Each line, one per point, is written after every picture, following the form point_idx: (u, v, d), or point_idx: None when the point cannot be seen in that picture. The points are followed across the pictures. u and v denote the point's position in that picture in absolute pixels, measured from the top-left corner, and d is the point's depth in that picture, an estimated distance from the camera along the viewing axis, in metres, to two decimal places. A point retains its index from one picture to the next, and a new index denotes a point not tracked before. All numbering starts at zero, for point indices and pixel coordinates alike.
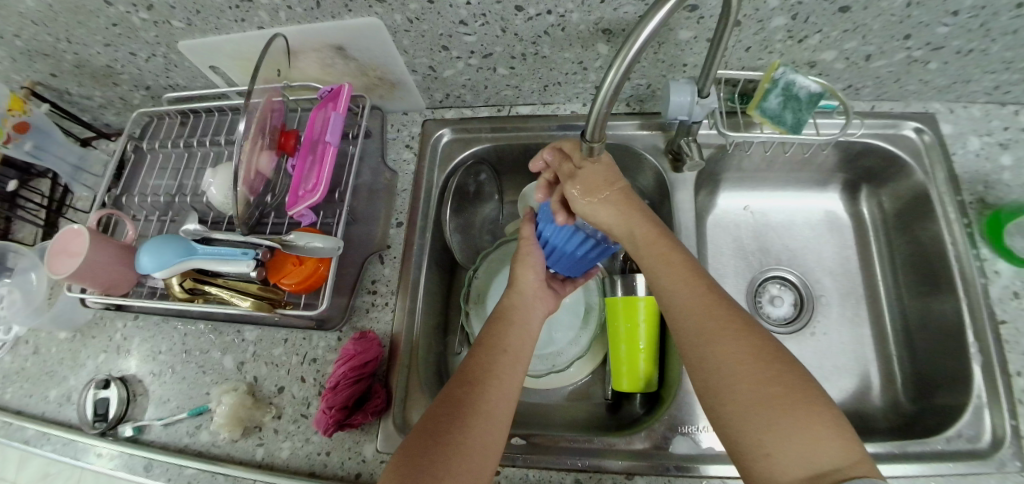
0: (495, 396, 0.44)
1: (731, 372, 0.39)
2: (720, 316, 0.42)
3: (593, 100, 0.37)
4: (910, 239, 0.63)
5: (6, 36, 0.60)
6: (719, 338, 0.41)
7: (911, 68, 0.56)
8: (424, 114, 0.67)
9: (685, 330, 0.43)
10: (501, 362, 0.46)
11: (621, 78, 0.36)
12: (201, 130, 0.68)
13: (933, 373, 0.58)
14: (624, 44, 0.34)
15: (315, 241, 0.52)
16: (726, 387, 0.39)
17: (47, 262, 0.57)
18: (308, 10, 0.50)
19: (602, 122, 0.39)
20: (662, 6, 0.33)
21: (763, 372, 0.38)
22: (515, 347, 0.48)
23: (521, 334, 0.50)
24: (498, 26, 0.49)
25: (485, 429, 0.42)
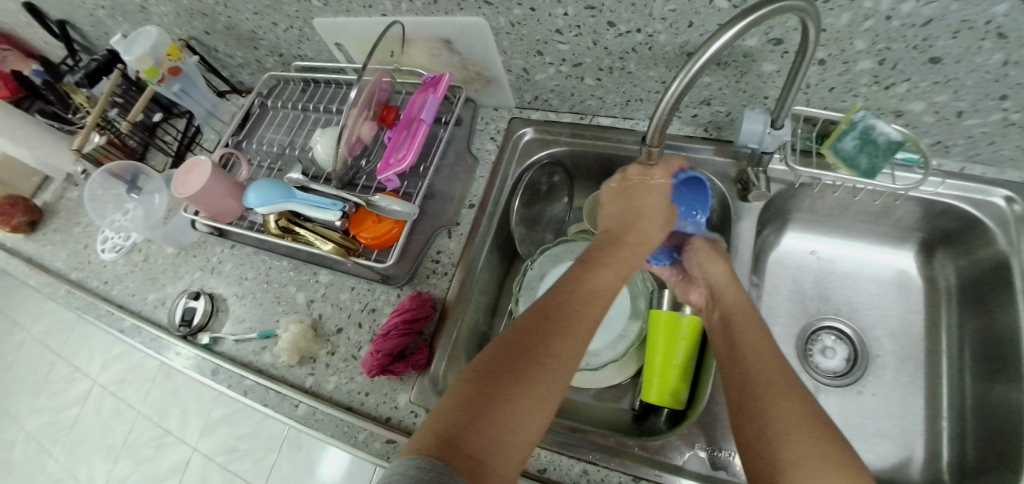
0: (568, 348, 0.43)
1: (783, 424, 0.39)
2: (786, 377, 0.43)
3: (656, 104, 0.41)
4: (983, 311, 0.60)
5: None
6: (781, 395, 0.41)
7: (1007, 131, 0.54)
8: (512, 112, 0.72)
9: (756, 381, 0.44)
10: (587, 311, 0.46)
11: (686, 86, 0.39)
12: (318, 98, 0.78)
13: (983, 454, 0.55)
14: (693, 56, 0.38)
15: (394, 204, 0.58)
16: (771, 427, 0.39)
17: (176, 182, 0.68)
18: (426, 5, 0.57)
19: (662, 126, 0.43)
20: (733, 25, 0.36)
21: (819, 442, 0.37)
22: (603, 295, 0.48)
23: (604, 279, 0.49)
24: (590, 38, 0.54)
25: (558, 379, 0.41)
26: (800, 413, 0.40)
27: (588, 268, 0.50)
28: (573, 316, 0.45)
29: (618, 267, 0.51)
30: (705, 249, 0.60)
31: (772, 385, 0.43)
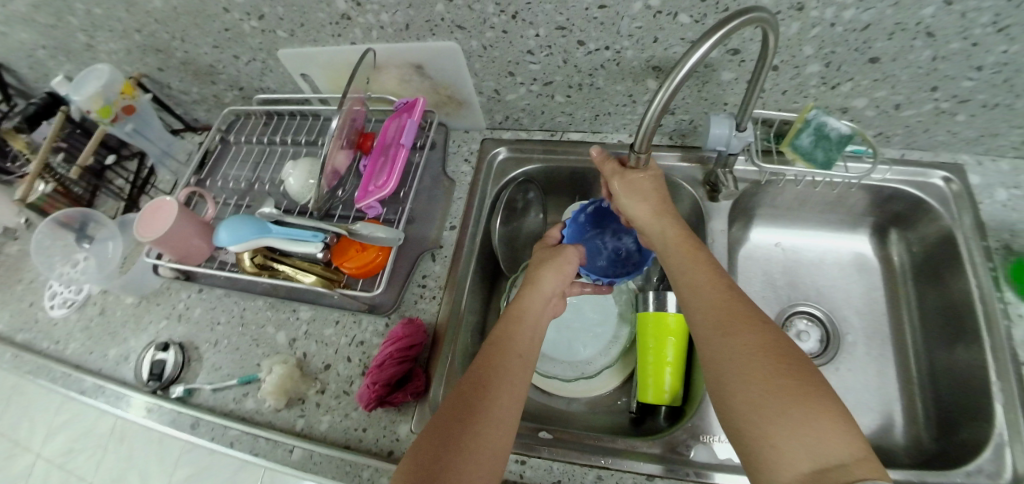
0: (503, 405, 0.46)
1: (745, 360, 0.41)
2: (741, 310, 0.45)
3: (642, 116, 0.43)
4: (936, 282, 0.65)
5: (130, 31, 0.69)
6: (737, 330, 0.43)
7: (939, 118, 0.60)
8: (483, 133, 0.73)
9: (708, 336, 0.45)
10: (513, 368, 0.49)
11: (668, 99, 0.41)
12: (281, 130, 0.76)
13: (954, 412, 0.59)
14: (673, 69, 0.40)
15: (377, 231, 0.58)
16: (733, 383, 0.41)
17: (139, 223, 0.64)
18: (398, 30, 0.58)
19: (648, 136, 0.45)
20: (705, 41, 0.38)
21: (779, 369, 0.40)
22: (526, 355, 0.52)
23: (522, 338, 0.53)
24: (561, 57, 0.56)
25: (499, 432, 0.45)
26: (758, 345, 0.41)
27: (511, 325, 0.54)
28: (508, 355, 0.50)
29: (535, 327, 0.55)
30: (623, 185, 0.56)
31: (726, 321, 0.44)
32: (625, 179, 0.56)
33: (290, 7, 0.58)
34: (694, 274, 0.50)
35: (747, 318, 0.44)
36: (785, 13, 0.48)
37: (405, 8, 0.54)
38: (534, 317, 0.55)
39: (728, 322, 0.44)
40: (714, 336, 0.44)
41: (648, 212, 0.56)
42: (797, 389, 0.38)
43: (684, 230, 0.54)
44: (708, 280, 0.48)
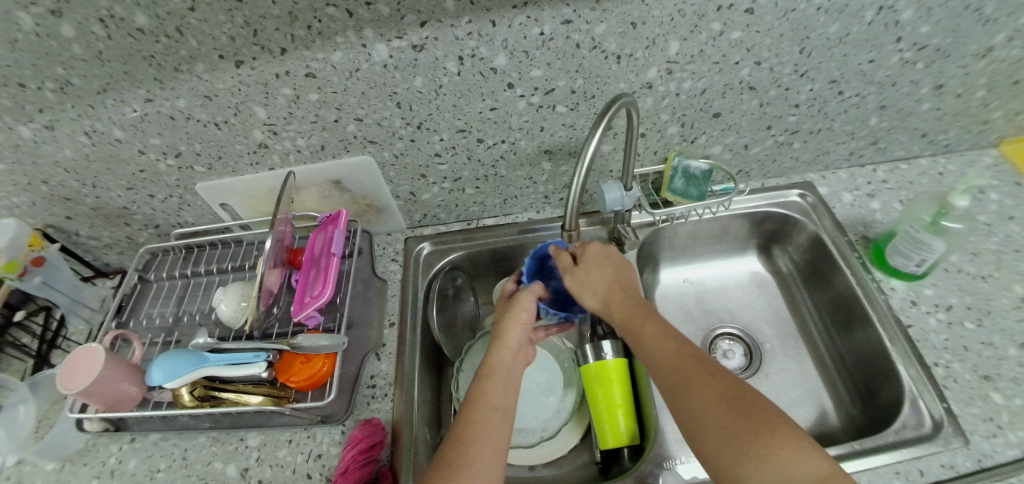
0: (484, 459, 0.48)
1: (717, 416, 0.45)
2: (700, 368, 0.49)
3: (566, 200, 0.52)
4: (819, 279, 0.76)
5: (35, 183, 0.67)
6: (702, 386, 0.48)
7: (781, 150, 0.75)
8: (405, 233, 0.77)
9: (679, 391, 0.48)
10: (491, 420, 0.51)
11: (581, 184, 0.50)
12: (204, 261, 0.77)
13: (869, 383, 0.67)
14: (578, 158, 0.48)
15: (321, 340, 0.59)
16: (711, 431, 0.45)
17: (64, 372, 0.60)
18: (314, 152, 0.63)
19: (577, 206, 0.53)
20: (595, 134, 0.47)
21: (742, 412, 0.45)
22: (502, 406, 0.53)
23: (496, 390, 0.54)
24: (465, 154, 0.64)
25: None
26: (721, 397, 0.46)
27: (485, 380, 0.55)
28: (485, 419, 0.51)
29: (510, 375, 0.57)
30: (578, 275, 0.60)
31: (689, 379, 0.48)
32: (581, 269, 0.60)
33: (207, 144, 0.63)
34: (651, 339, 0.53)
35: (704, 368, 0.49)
36: (641, 92, 0.60)
37: (320, 131, 0.60)
38: (504, 369, 0.56)
39: (694, 381, 0.48)
40: (684, 395, 0.48)
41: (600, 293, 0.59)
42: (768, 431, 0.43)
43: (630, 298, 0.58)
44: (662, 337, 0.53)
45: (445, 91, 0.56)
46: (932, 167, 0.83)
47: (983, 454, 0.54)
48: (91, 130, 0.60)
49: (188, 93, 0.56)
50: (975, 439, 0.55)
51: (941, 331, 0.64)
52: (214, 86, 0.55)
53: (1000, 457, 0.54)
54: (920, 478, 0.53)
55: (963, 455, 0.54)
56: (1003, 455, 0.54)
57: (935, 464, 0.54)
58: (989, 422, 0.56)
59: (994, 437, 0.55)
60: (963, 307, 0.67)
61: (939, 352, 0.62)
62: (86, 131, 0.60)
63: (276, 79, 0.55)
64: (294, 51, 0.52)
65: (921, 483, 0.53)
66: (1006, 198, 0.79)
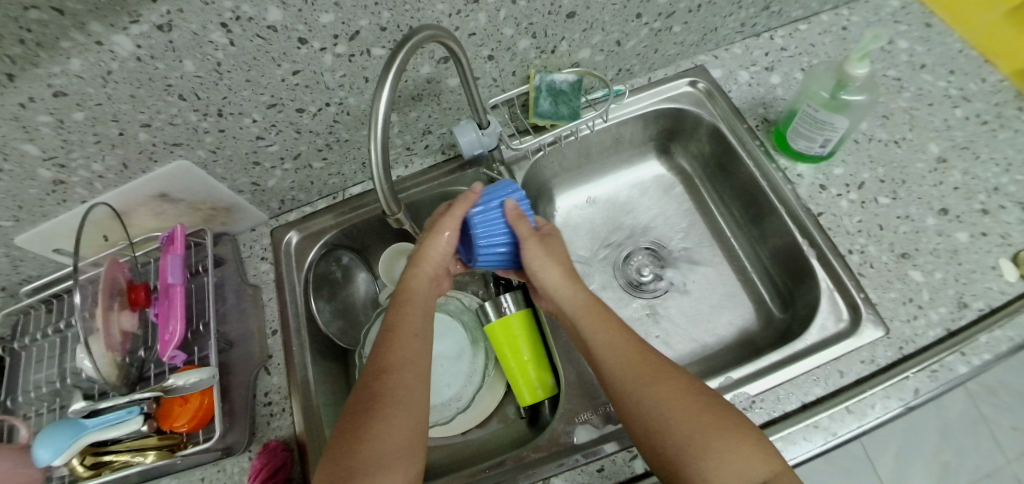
0: (405, 399, 0.46)
1: (676, 411, 0.43)
2: (660, 365, 0.47)
3: (372, 181, 0.41)
4: (724, 174, 0.71)
5: None
6: (660, 380, 0.45)
7: (660, 37, 0.66)
8: (270, 225, 0.69)
9: (633, 383, 0.46)
10: (410, 347, 0.50)
11: (384, 153, 0.40)
12: (65, 313, 0.69)
13: (789, 277, 0.65)
14: (370, 126, 0.39)
15: (191, 376, 0.54)
16: (672, 424, 0.42)
17: None
18: (119, 173, 0.56)
19: (391, 194, 0.43)
20: (383, 86, 0.39)
21: (708, 407, 0.43)
22: (419, 338, 0.51)
23: (415, 324, 0.51)
24: (291, 129, 0.56)
25: (406, 428, 0.45)
26: (682, 391, 0.44)
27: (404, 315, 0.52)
28: (403, 350, 0.49)
29: (431, 302, 0.54)
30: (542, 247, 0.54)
31: (647, 375, 0.46)
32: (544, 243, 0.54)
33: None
34: (603, 333, 0.50)
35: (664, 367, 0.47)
36: (468, 8, 0.50)
37: (111, 150, 0.52)
38: (422, 293, 0.54)
39: (648, 373, 0.46)
40: (640, 387, 0.45)
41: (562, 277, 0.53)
42: (726, 425, 0.42)
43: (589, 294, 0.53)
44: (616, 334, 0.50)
45: (227, 67, 0.48)
46: (834, 22, 0.76)
47: (905, 340, 0.54)
48: None
49: None
50: (896, 325, 0.55)
51: (854, 214, 0.62)
52: None
53: (922, 341, 0.54)
54: (840, 381, 0.53)
55: (884, 346, 0.54)
56: (925, 337, 0.54)
57: (856, 362, 0.54)
58: (909, 303, 0.56)
59: (914, 320, 0.55)
60: (875, 182, 0.63)
61: (853, 238, 0.60)
62: None
63: (25, 109, 0.44)
64: (23, 72, 0.41)
65: (842, 384, 0.53)
66: (916, 45, 0.73)
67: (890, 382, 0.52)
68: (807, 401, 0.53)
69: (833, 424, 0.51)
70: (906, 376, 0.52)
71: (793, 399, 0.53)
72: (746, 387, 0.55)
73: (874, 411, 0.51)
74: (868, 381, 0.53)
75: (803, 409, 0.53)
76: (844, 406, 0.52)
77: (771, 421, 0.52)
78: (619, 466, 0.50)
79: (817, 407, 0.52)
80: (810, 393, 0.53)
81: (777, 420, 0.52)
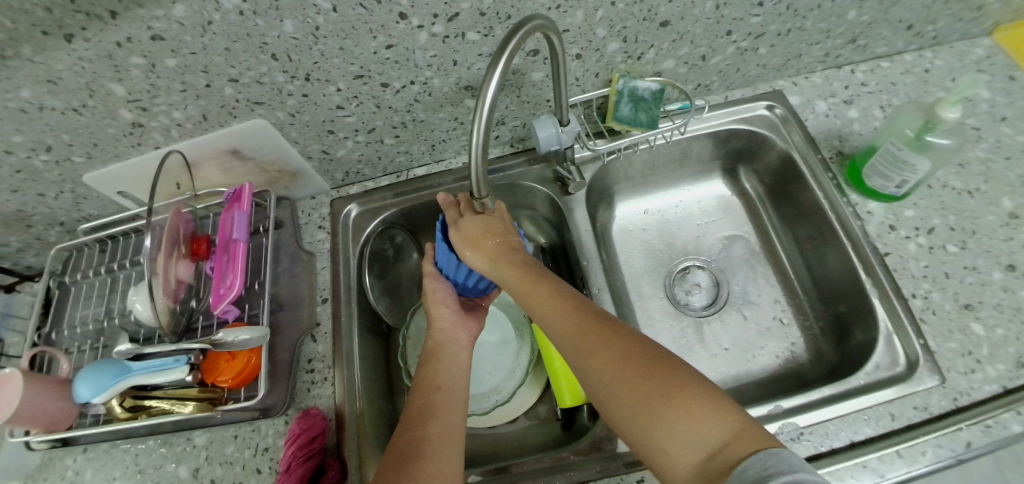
0: (442, 443, 0.43)
1: (614, 383, 0.40)
2: (598, 330, 0.44)
3: (468, 161, 0.41)
4: (791, 202, 0.70)
5: None
6: (596, 350, 0.42)
7: (744, 57, 0.65)
8: (330, 195, 0.70)
9: (574, 357, 0.44)
10: (446, 374, 0.49)
11: (485, 136, 0.40)
12: (120, 254, 0.70)
13: (846, 314, 0.63)
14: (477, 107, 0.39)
15: (242, 334, 0.55)
16: (617, 398, 0.40)
17: None
18: (197, 124, 0.56)
19: (485, 177, 0.43)
20: (495, 69, 0.38)
21: (646, 371, 0.40)
22: (449, 383, 0.49)
23: (444, 366, 0.50)
24: (371, 103, 0.56)
25: (451, 454, 0.43)
26: (620, 360, 0.41)
27: (433, 357, 0.51)
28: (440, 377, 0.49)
29: (459, 347, 0.53)
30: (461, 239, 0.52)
31: (583, 349, 0.43)
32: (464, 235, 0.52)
33: (75, 133, 0.55)
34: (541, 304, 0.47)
35: (602, 331, 0.43)
36: (568, 4, 0.50)
37: (194, 100, 0.53)
38: (451, 332, 0.54)
39: (585, 342, 0.43)
40: (579, 364, 0.43)
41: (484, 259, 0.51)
42: (668, 394, 0.37)
43: (520, 263, 0.50)
44: (554, 300, 0.47)
45: (324, 33, 0.48)
46: (918, 63, 0.74)
47: (960, 392, 0.52)
48: None
49: (29, 81, 0.47)
50: (952, 376, 0.53)
51: (921, 258, 0.60)
52: (54, 69, 0.46)
53: (978, 395, 0.52)
54: (891, 424, 0.52)
55: (938, 394, 0.52)
56: (981, 391, 0.52)
57: (909, 407, 0.52)
58: (967, 356, 0.54)
59: (972, 373, 0.53)
60: (946, 229, 0.62)
61: (917, 283, 0.58)
62: None
63: (119, 48, 0.45)
64: (126, 12, 0.42)
65: (893, 428, 0.52)
66: (999, 96, 0.71)
67: (943, 431, 0.51)
68: (855, 440, 0.52)
69: (882, 466, 0.50)
70: (958, 427, 0.50)
71: (841, 436, 0.52)
72: (794, 418, 0.53)
73: (924, 458, 0.50)
74: (919, 428, 0.51)
75: (850, 448, 0.51)
76: (893, 450, 0.50)
77: (817, 456, 0.51)
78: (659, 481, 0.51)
79: (865, 447, 0.51)
80: (859, 432, 0.52)
81: (823, 455, 0.51)
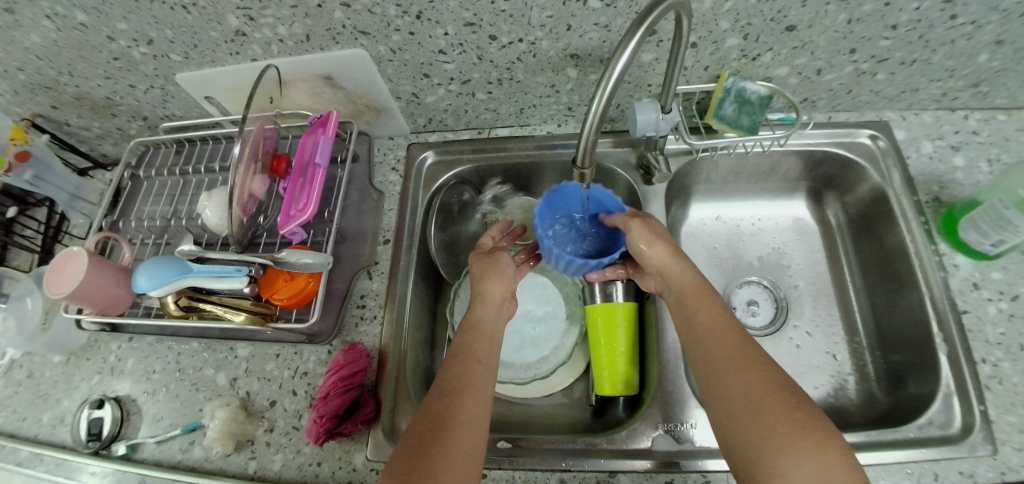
0: (477, 412, 0.44)
1: (740, 391, 0.42)
2: (739, 347, 0.45)
3: (582, 125, 0.40)
4: (873, 240, 0.67)
5: (11, 70, 0.63)
6: (736, 361, 0.44)
7: (860, 79, 0.61)
8: (408, 139, 0.70)
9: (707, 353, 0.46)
10: (483, 347, 0.50)
11: (604, 107, 0.39)
12: (195, 158, 0.72)
13: (906, 364, 0.61)
14: (605, 73, 0.38)
15: (305, 257, 0.55)
16: (739, 401, 0.41)
17: (52, 266, 0.60)
18: (299, 43, 0.56)
19: (592, 146, 0.42)
20: (631, 39, 0.37)
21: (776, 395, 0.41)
22: (487, 359, 0.49)
23: (481, 344, 0.50)
24: (474, 53, 0.55)
25: (478, 430, 0.43)
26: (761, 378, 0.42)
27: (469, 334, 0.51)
28: (477, 350, 0.49)
29: (485, 328, 0.52)
30: (645, 227, 0.53)
31: (729, 357, 0.45)
32: (646, 224, 0.54)
33: (179, 30, 0.55)
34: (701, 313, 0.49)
35: (745, 350, 0.45)
36: None
37: (302, 18, 0.52)
38: (490, 319, 0.53)
39: (726, 350, 0.45)
40: (720, 374, 0.44)
41: (666, 253, 0.53)
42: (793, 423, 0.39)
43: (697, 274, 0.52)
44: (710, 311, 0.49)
45: None
46: None
47: (1010, 467, 0.49)
48: (53, 12, 0.54)
49: None
50: (1005, 449, 0.50)
51: (999, 324, 0.56)
52: None
53: None
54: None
55: (987, 465, 0.50)
56: None
57: (954, 470, 0.50)
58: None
59: None
60: None
61: (990, 348, 0.55)
62: (48, 14, 0.54)
63: None
64: None
65: None
66: None
67: None
68: None
69: None
70: None
71: None
72: None
73: None
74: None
75: None
76: None
77: None
78: None
79: None
80: None
81: None
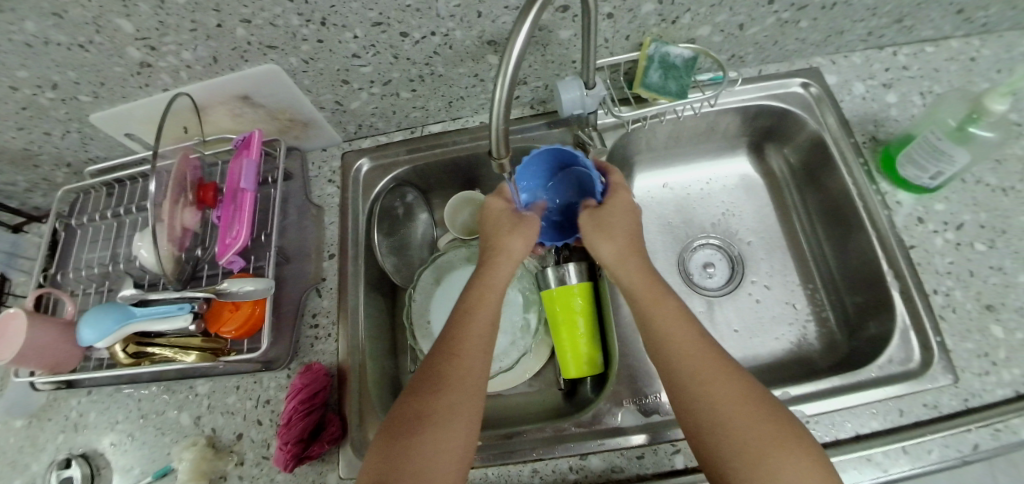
0: (463, 406, 0.43)
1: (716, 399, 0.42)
2: (710, 357, 0.44)
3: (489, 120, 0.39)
4: (818, 187, 0.68)
5: None
6: (711, 372, 0.43)
7: (784, 29, 0.61)
8: (342, 147, 0.68)
9: (680, 364, 0.44)
10: (482, 318, 0.48)
11: (508, 94, 0.38)
12: (126, 198, 0.69)
13: (863, 305, 0.61)
14: (503, 56, 0.36)
15: (246, 284, 0.54)
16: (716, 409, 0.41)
17: None
18: (207, 66, 0.53)
19: (503, 139, 0.41)
20: (524, 20, 0.36)
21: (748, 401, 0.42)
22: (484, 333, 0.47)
23: (476, 330, 0.47)
24: (389, 53, 0.53)
25: (464, 422, 0.42)
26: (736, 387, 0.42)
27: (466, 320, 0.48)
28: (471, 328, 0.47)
29: (489, 305, 0.49)
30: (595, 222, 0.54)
31: (704, 369, 0.43)
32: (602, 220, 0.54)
33: (81, 70, 0.53)
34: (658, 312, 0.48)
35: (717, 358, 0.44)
36: None
37: (204, 41, 0.50)
38: (500, 278, 0.51)
39: (700, 359, 0.44)
40: (688, 385, 0.43)
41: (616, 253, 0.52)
42: (770, 429, 0.40)
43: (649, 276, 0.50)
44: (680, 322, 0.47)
45: None
46: (964, 50, 0.68)
47: (972, 393, 0.51)
48: None
49: (32, 13, 0.45)
50: (965, 376, 0.51)
51: (947, 254, 0.57)
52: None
53: (990, 397, 0.50)
54: (897, 420, 0.51)
55: (950, 394, 0.51)
56: (993, 395, 0.50)
57: (918, 404, 0.51)
58: (983, 358, 0.52)
59: (985, 375, 0.51)
60: (975, 226, 0.58)
61: (940, 279, 0.56)
62: None
63: None
64: None
65: (899, 423, 0.51)
66: None
67: (955, 430, 0.49)
68: (861, 433, 0.51)
69: (887, 461, 0.49)
70: (967, 429, 0.49)
71: (847, 427, 0.51)
72: (802, 406, 0.52)
73: (929, 457, 0.49)
74: (928, 426, 0.50)
75: (856, 440, 0.50)
76: (901, 445, 0.49)
77: (821, 445, 0.50)
78: (660, 457, 0.49)
79: (871, 441, 0.50)
80: (865, 426, 0.51)
81: (827, 444, 0.50)
